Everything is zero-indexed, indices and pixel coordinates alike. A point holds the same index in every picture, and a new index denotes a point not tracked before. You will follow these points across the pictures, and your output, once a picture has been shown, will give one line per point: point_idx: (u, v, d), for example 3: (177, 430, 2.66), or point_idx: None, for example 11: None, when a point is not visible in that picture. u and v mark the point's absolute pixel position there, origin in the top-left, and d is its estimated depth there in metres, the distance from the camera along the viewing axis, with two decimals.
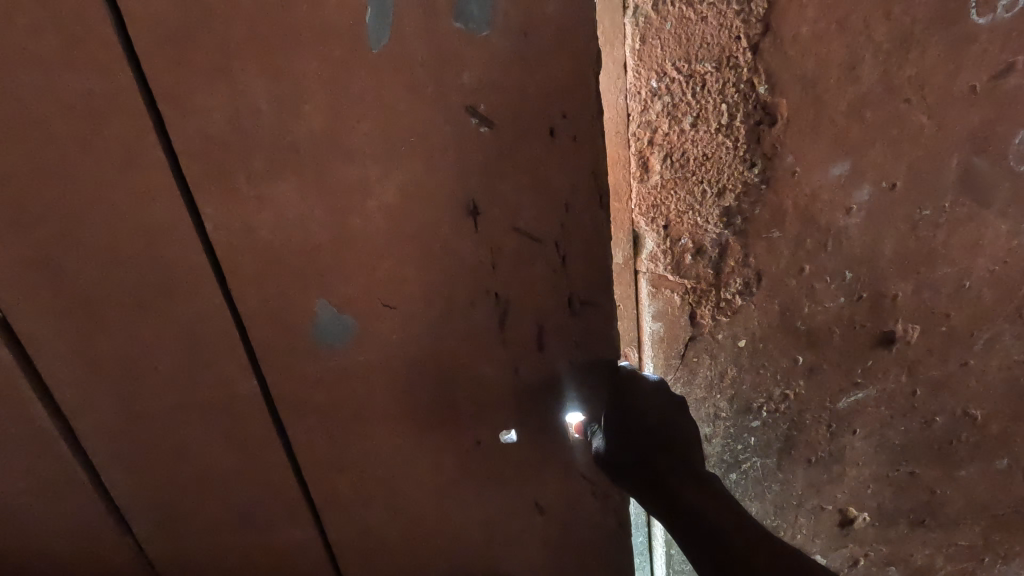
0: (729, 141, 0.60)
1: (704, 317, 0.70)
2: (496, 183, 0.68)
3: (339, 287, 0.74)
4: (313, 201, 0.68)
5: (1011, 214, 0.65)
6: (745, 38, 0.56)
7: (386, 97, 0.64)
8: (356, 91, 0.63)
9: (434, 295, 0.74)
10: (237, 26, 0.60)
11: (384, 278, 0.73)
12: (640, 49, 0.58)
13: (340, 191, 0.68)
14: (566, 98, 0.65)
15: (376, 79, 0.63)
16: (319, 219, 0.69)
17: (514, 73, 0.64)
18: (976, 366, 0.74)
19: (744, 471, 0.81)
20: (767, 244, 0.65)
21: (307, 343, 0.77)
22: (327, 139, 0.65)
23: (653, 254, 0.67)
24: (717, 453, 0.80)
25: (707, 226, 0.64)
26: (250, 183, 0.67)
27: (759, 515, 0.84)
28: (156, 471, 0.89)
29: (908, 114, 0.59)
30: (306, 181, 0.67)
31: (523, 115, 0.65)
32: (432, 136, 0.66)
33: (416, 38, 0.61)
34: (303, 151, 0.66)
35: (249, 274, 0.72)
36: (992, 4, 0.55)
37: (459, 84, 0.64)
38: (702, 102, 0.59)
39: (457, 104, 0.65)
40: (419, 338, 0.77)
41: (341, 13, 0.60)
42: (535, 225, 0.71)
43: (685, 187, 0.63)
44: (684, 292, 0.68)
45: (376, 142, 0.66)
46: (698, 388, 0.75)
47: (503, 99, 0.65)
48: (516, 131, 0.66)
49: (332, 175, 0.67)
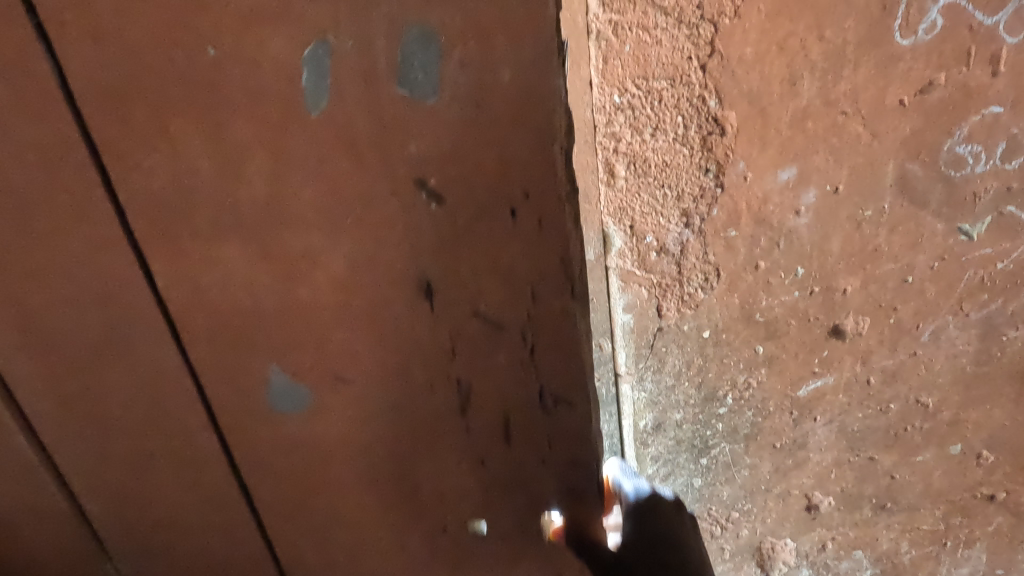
0: (685, 149, 0.67)
1: (669, 310, 0.75)
2: (453, 264, 0.52)
3: (294, 357, 0.57)
4: (259, 266, 0.53)
5: (944, 214, 0.72)
6: (696, 58, 0.63)
7: (327, 165, 0.49)
8: (295, 147, 0.48)
9: (392, 384, 0.59)
10: (163, 86, 0.45)
11: (338, 352, 0.57)
12: (602, 69, 0.62)
13: (282, 256, 0.52)
14: (530, 178, 0.49)
15: (318, 146, 0.48)
16: (264, 288, 0.54)
17: (470, 139, 0.48)
18: (925, 356, 0.81)
19: (714, 456, 0.86)
20: (725, 242, 0.72)
21: (261, 416, 0.61)
22: (270, 201, 0.50)
23: (621, 251, 0.71)
24: (689, 439, 0.84)
25: (669, 226, 0.70)
26: (200, 241, 0.51)
27: (730, 499, 0.89)
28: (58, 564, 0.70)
29: (845, 124, 0.67)
30: (253, 243, 0.52)
31: (482, 182, 0.49)
32: (373, 207, 0.50)
33: (355, 101, 0.46)
34: (249, 210, 0.50)
35: (207, 338, 0.56)
36: (913, 28, 0.63)
37: (407, 156, 0.48)
38: (660, 116, 0.65)
39: (403, 176, 0.49)
40: (382, 428, 0.62)
41: (270, 74, 0.45)
42: (496, 309, 0.54)
43: (647, 191, 0.68)
44: (650, 286, 0.74)
45: (325, 198, 0.50)
46: (668, 377, 0.80)
47: (459, 171, 0.49)
48: (474, 211, 0.50)
49: (283, 240, 0.51)
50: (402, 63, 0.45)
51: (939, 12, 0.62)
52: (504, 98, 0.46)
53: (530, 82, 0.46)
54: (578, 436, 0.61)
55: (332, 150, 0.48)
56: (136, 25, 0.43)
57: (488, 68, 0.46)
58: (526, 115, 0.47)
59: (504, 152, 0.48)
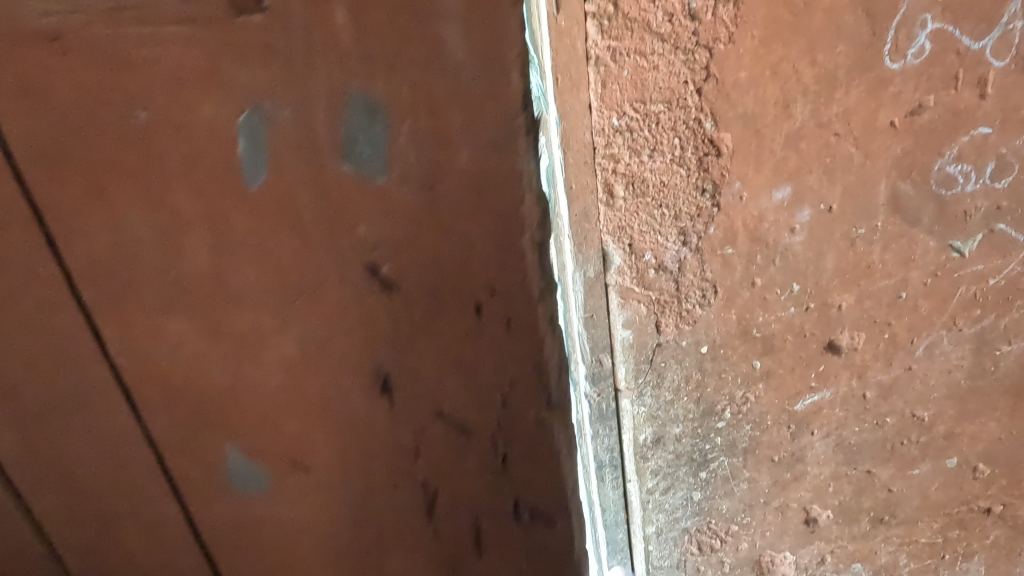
0: (682, 170, 0.69)
1: (668, 325, 0.77)
2: (416, 363, 0.35)
3: (253, 435, 0.41)
4: (202, 339, 0.39)
5: (936, 231, 0.74)
6: (692, 82, 0.65)
7: (271, 245, 0.34)
8: (232, 229, 0.35)
9: (360, 474, 0.40)
10: (91, 149, 0.34)
11: (299, 441, 0.41)
12: (601, 93, 0.65)
13: (229, 329, 0.38)
14: (492, 266, 0.32)
15: (252, 222, 0.34)
16: (217, 362, 0.39)
17: (424, 234, 0.32)
18: (920, 370, 0.82)
19: (713, 470, 0.87)
20: (722, 260, 0.73)
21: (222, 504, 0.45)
22: (214, 284, 0.37)
23: (620, 269, 0.73)
24: (688, 453, 0.85)
25: (667, 244, 0.72)
26: (146, 311, 0.38)
27: (729, 512, 0.90)
28: None
29: (838, 145, 0.69)
30: (198, 314, 0.38)
31: (449, 280, 0.33)
32: (318, 298, 0.35)
33: (294, 161, 0.32)
34: (185, 278, 0.37)
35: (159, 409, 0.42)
36: (902, 52, 0.65)
37: (355, 235, 0.33)
38: (657, 138, 0.67)
39: (348, 256, 0.33)
40: (351, 528, 0.43)
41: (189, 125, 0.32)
42: (473, 425, 0.36)
43: (645, 210, 0.70)
44: (649, 303, 0.75)
45: (261, 285, 0.36)
46: (667, 392, 0.81)
47: (413, 257, 0.32)
48: (431, 300, 0.33)
49: (222, 313, 0.37)
50: (344, 136, 0.31)
51: (927, 37, 0.64)
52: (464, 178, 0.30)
53: (482, 155, 0.30)
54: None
55: (253, 226, 0.34)
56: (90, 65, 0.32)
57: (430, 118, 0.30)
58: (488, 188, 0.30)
59: (461, 245, 0.32)
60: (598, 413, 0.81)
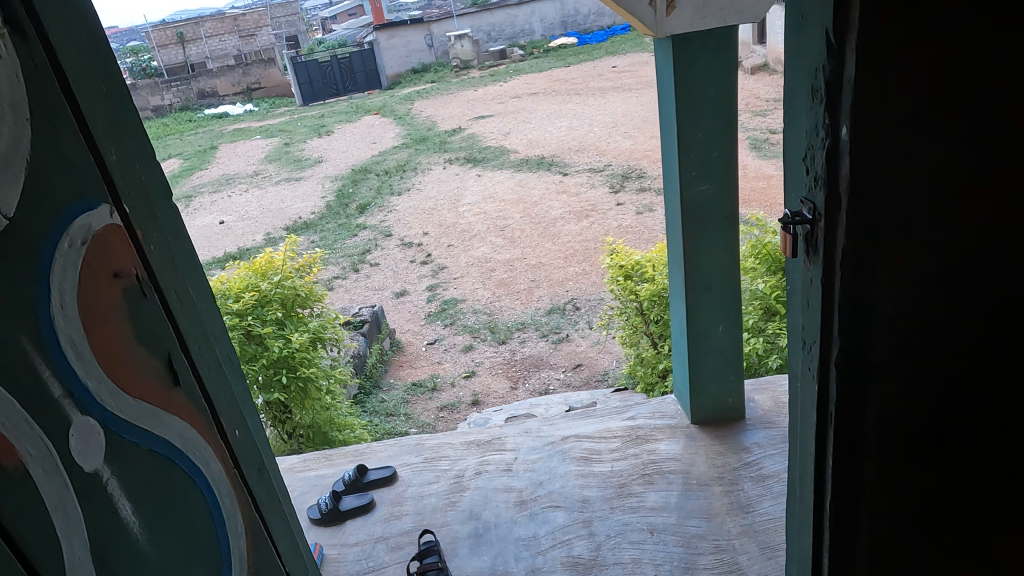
0: (963, 150, 0.70)
1: (928, 305, 0.77)
2: (146, 196, 0.98)
3: (127, 188, 0.92)
4: (110, 155, 0.90)
5: None
6: (985, 65, 0.67)
7: (112, 124, 0.92)
8: (104, 112, 0.90)
9: (152, 205, 0.99)
10: (82, 62, 0.87)
11: (134, 196, 0.94)
12: (898, 73, 0.67)
13: (113, 158, 0.90)
14: (158, 178, 1.03)
15: (107, 109, 0.91)
16: (110, 171, 0.89)
17: (142, 155, 0.99)
18: None
19: (951, 453, 0.85)
20: (989, 238, 0.74)
21: (132, 204, 0.93)
22: (101, 125, 0.89)
23: (891, 245, 0.74)
24: (928, 433, 0.84)
25: (937, 221, 0.73)
26: (97, 138, 0.88)
27: (963, 498, 0.88)
28: (120, 422, 0.84)
29: None
30: (105, 139, 0.89)
31: (152, 177, 1.01)
32: (129, 156, 0.95)
33: (113, 107, 0.93)
34: (97, 129, 0.88)
35: (107, 175, 0.88)
36: None
37: (130, 144, 0.96)
38: (944, 120, 0.69)
39: (133, 158, 0.96)
40: (163, 223, 1.02)
41: (96, 85, 0.90)
42: (171, 220, 1.05)
43: (922, 188, 0.71)
44: (914, 281, 0.76)
45: (118, 150, 0.92)
46: (916, 372, 0.81)
47: (142, 160, 0.99)
48: (148, 171, 1.00)
49: (108, 148, 0.89)
50: (119, 102, 0.96)
51: None
52: (143, 136, 1.00)
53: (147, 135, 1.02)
54: (199, 264, 1.12)
55: (105, 111, 0.91)
56: (78, 44, 0.87)
57: (133, 107, 0.99)
58: (147, 143, 1.01)
59: (144, 155, 1.00)
60: (846, 385, 0.83)
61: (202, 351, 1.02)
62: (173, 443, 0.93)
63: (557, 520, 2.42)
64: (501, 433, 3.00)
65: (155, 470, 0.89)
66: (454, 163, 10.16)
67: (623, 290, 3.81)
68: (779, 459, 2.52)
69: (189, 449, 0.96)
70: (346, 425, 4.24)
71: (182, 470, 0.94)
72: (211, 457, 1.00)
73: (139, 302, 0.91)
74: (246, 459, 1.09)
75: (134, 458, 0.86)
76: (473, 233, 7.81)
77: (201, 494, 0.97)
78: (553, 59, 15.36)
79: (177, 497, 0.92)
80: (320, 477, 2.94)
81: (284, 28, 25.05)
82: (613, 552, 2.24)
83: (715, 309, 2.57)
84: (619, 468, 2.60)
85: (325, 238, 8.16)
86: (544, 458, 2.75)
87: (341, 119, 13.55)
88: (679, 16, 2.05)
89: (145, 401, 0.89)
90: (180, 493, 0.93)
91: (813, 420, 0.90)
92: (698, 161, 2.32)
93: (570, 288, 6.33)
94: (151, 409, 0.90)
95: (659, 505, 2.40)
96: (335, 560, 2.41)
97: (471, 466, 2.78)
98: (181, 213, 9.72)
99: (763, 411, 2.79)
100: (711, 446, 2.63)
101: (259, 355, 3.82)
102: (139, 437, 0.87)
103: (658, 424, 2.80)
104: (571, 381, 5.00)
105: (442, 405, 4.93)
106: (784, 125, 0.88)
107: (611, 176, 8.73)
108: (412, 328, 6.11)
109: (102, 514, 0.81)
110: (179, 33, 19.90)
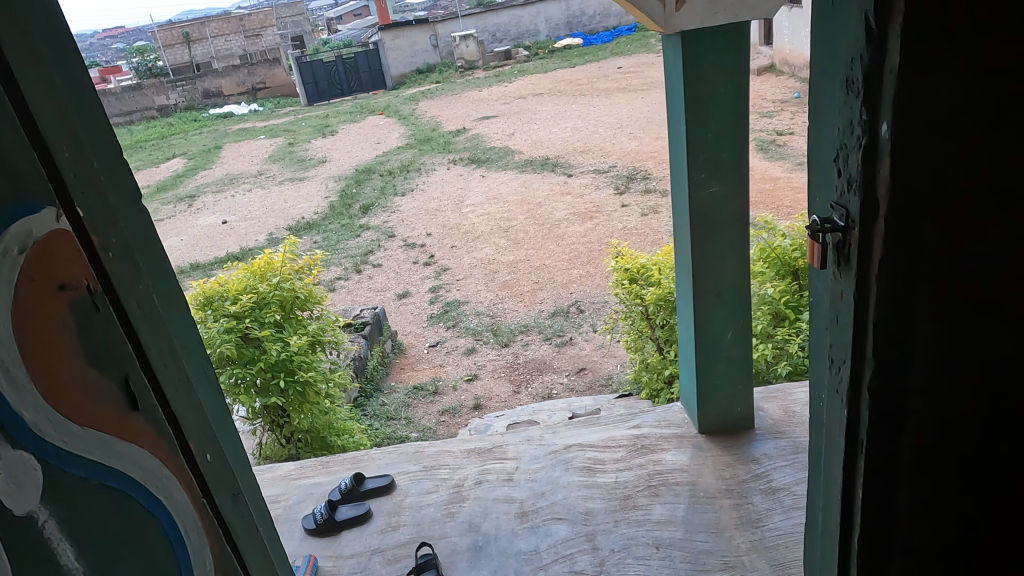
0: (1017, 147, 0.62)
1: (973, 320, 0.69)
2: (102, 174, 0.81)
3: (76, 169, 0.75)
4: (44, 126, 0.72)
5: None
6: None
7: (52, 83, 0.75)
8: (34, 69, 0.73)
9: (110, 184, 0.83)
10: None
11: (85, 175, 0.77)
12: (948, 63, 0.59)
13: (52, 133, 0.73)
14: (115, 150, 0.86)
15: (40, 65, 0.74)
16: (46, 143, 0.72)
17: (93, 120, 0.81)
18: None
19: (994, 482, 0.77)
20: None
21: (88, 188, 0.76)
22: (28, 84, 0.71)
23: (934, 254, 0.66)
24: (967, 461, 0.76)
25: (986, 228, 0.65)
26: (24, 105, 0.70)
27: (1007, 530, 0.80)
28: (53, 453, 0.70)
29: None
30: (39, 102, 0.72)
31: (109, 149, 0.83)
32: (75, 125, 0.77)
33: (50, 63, 0.75)
34: (23, 92, 0.71)
35: (43, 154, 0.72)
36: None
37: (76, 107, 0.79)
38: (997, 114, 0.61)
39: (81, 128, 0.78)
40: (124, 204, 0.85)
41: (20, 33, 0.72)
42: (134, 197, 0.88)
43: (971, 192, 0.63)
44: (956, 295, 0.68)
45: (58, 118, 0.74)
46: (958, 395, 0.73)
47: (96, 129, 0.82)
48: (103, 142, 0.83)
49: (43, 116, 0.72)
50: (59, 55, 0.78)
51: None
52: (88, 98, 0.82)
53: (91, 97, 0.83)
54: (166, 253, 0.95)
55: (36, 69, 0.73)
56: None
57: (78, 59, 0.80)
58: (94, 107, 0.83)
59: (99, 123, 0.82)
60: (879, 410, 0.75)
61: (173, 363, 0.85)
62: (129, 474, 0.77)
63: (559, 532, 2.34)
64: (503, 441, 2.92)
65: (99, 509, 0.75)
66: (457, 163, 10.09)
67: (628, 293, 3.73)
68: (790, 471, 2.43)
69: (148, 479, 0.80)
70: (346, 429, 4.15)
71: (140, 506, 0.79)
72: (176, 489, 0.84)
73: (90, 315, 0.74)
74: (224, 484, 0.92)
75: (76, 495, 0.72)
76: (477, 234, 7.73)
77: (162, 530, 0.82)
78: (558, 60, 15.28)
79: (128, 537, 0.77)
80: (316, 484, 2.87)
81: (289, 29, 25.12)
82: (617, 568, 2.15)
83: (724, 316, 2.49)
84: (623, 479, 2.52)
85: (327, 238, 8.10)
86: (546, 468, 2.67)
87: (345, 119, 13.51)
88: (689, 11, 1.98)
89: (97, 429, 0.74)
90: (133, 532, 0.78)
91: (839, 445, 0.82)
92: (708, 162, 2.24)
93: (574, 290, 6.25)
94: (100, 437, 0.74)
95: (665, 519, 2.31)
96: (329, 572, 2.34)
97: (472, 475, 2.70)
98: (184, 213, 9.69)
99: (773, 421, 2.70)
100: (719, 457, 2.55)
101: (257, 357, 3.75)
102: (85, 470, 0.73)
103: (664, 433, 2.72)
104: (575, 386, 4.91)
105: (444, 409, 4.86)
106: (810, 123, 0.80)
107: (616, 177, 8.64)
108: (414, 330, 6.04)
109: (21, 561, 0.68)
110: (185, 32, 19.93)
